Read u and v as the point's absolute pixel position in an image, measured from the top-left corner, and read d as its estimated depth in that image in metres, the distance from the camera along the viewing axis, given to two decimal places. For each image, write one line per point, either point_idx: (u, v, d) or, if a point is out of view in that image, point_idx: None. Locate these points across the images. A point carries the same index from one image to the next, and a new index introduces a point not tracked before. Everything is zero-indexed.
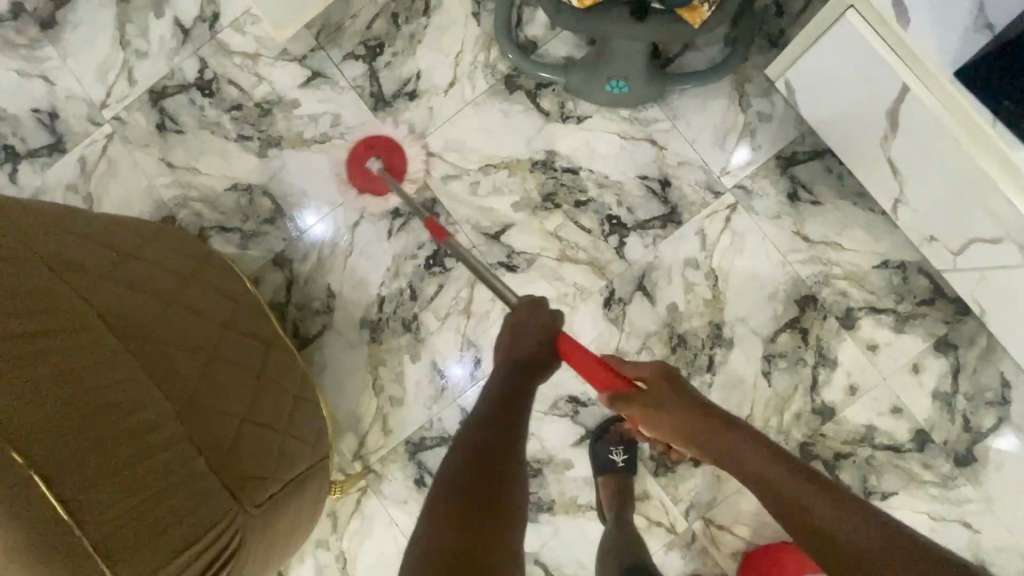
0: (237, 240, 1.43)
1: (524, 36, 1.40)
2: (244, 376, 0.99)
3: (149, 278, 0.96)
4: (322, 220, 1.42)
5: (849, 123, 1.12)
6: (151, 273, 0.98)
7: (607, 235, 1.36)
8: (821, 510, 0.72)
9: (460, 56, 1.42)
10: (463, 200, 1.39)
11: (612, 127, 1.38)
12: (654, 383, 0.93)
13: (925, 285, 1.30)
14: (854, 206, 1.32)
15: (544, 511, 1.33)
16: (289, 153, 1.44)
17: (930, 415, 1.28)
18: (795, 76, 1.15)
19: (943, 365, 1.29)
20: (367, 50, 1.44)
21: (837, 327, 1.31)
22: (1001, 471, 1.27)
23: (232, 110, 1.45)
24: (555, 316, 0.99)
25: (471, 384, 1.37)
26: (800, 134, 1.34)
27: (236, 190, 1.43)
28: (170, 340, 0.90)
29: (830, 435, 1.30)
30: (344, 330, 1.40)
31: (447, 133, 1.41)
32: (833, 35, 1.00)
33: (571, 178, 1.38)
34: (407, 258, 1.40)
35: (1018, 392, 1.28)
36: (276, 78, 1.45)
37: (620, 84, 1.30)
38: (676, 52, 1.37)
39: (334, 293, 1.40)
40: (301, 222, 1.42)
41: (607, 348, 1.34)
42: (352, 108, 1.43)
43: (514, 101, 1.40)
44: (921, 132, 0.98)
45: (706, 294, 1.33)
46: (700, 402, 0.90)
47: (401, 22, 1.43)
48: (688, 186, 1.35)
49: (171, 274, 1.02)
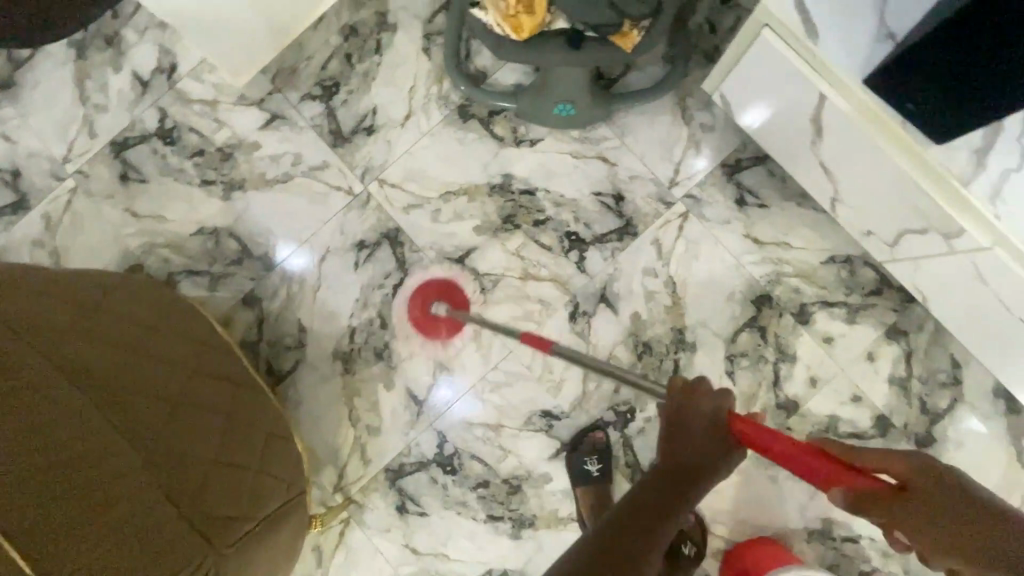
0: (206, 283, 1.45)
1: (474, 67, 1.46)
2: (214, 418, 1.00)
3: (112, 329, 0.98)
4: (294, 256, 1.44)
5: (779, 131, 1.18)
6: (116, 324, 1.00)
7: (567, 251, 1.41)
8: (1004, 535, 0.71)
9: (413, 90, 1.47)
10: (426, 228, 1.43)
11: (564, 147, 1.44)
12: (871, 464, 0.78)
13: (872, 276, 1.36)
14: (799, 206, 1.38)
15: (527, 526, 1.35)
16: (253, 194, 1.47)
17: (889, 401, 1.34)
18: (725, 90, 1.22)
19: (896, 352, 1.35)
20: (323, 90, 1.48)
21: (794, 323, 1.36)
22: (960, 449, 1.32)
23: (194, 156, 1.48)
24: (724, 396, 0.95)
25: (450, 408, 1.39)
26: (742, 142, 1.41)
27: (202, 234, 1.46)
28: (136, 388, 0.91)
29: (797, 428, 1.34)
30: (317, 364, 1.42)
31: (406, 164, 1.46)
32: (752, 51, 1.06)
33: (528, 199, 1.43)
34: (375, 288, 1.43)
35: (968, 372, 1.34)
36: (236, 122, 1.49)
37: (567, 108, 1.36)
38: (619, 73, 1.43)
39: (305, 327, 1.43)
40: (273, 256, 1.45)
41: (576, 360, 1.38)
42: (312, 146, 1.47)
43: (469, 129, 1.46)
44: (843, 135, 1.04)
45: (666, 301, 1.38)
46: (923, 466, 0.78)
47: (355, 62, 1.48)
48: (640, 199, 1.41)
49: (135, 323, 1.04)
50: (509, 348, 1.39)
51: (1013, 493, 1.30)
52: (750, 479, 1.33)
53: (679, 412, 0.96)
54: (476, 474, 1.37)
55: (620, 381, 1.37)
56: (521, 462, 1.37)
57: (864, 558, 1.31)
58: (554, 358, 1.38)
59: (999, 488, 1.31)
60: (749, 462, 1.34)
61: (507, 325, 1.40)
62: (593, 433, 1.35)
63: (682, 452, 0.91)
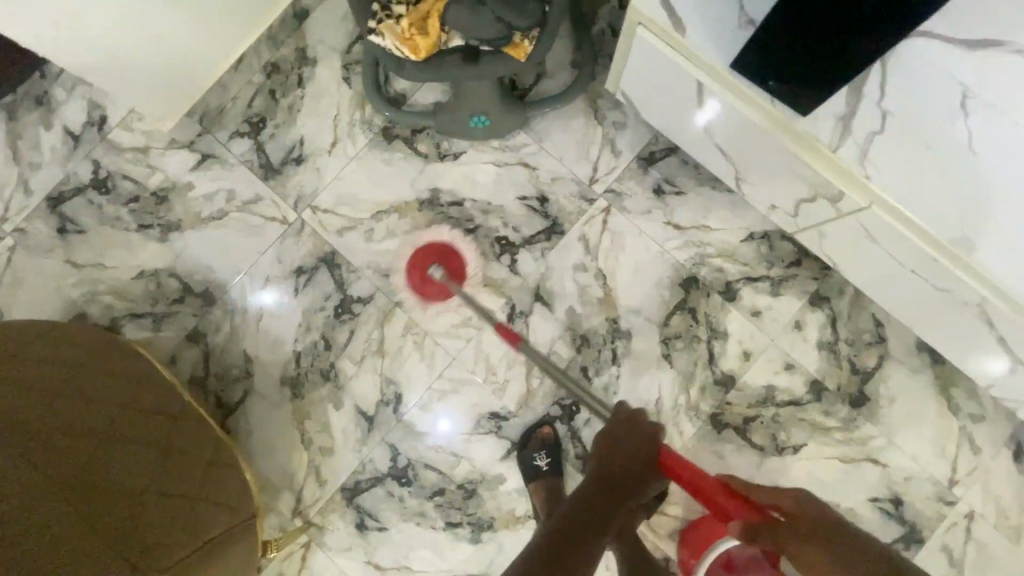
0: (150, 324, 1.47)
1: (394, 91, 1.53)
2: (150, 452, 1.04)
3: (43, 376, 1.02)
4: (269, 297, 1.47)
5: (677, 119, 1.25)
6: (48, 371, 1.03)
7: (498, 256, 1.46)
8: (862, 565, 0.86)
9: (338, 118, 1.53)
10: (362, 248, 1.48)
11: (486, 157, 1.50)
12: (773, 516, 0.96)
13: (790, 248, 1.42)
14: (714, 190, 1.45)
15: (486, 529, 1.38)
16: (190, 233, 1.50)
17: (820, 365, 1.39)
18: (625, 86, 1.28)
19: (822, 317, 1.40)
20: (251, 127, 1.53)
21: (721, 301, 1.42)
22: (893, 404, 1.37)
23: (130, 203, 1.52)
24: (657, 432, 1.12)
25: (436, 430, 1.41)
26: (654, 135, 1.48)
27: (143, 277, 1.49)
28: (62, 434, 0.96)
29: (736, 402, 1.39)
30: (266, 392, 1.44)
31: (337, 189, 1.51)
32: (635, 49, 1.13)
33: (457, 210, 1.48)
34: (317, 311, 1.46)
35: (891, 329, 1.39)
36: (168, 166, 1.53)
37: (482, 120, 1.42)
38: (531, 82, 1.51)
39: (251, 357, 1.45)
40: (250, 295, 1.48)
41: (518, 360, 1.42)
42: (244, 181, 1.52)
43: (394, 150, 1.51)
44: (726, 117, 1.11)
45: (598, 293, 1.43)
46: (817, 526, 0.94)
47: (279, 97, 1.54)
48: (564, 199, 1.47)
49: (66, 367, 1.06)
50: (452, 356, 1.43)
51: (948, 441, 1.35)
52: (696, 457, 1.37)
53: (628, 424, 1.15)
54: (432, 483, 1.39)
55: (562, 375, 1.41)
56: (475, 466, 1.39)
57: None
58: (496, 360, 1.43)
59: (935, 438, 1.35)
60: (694, 440, 1.38)
61: (449, 333, 1.44)
62: (541, 429, 1.38)
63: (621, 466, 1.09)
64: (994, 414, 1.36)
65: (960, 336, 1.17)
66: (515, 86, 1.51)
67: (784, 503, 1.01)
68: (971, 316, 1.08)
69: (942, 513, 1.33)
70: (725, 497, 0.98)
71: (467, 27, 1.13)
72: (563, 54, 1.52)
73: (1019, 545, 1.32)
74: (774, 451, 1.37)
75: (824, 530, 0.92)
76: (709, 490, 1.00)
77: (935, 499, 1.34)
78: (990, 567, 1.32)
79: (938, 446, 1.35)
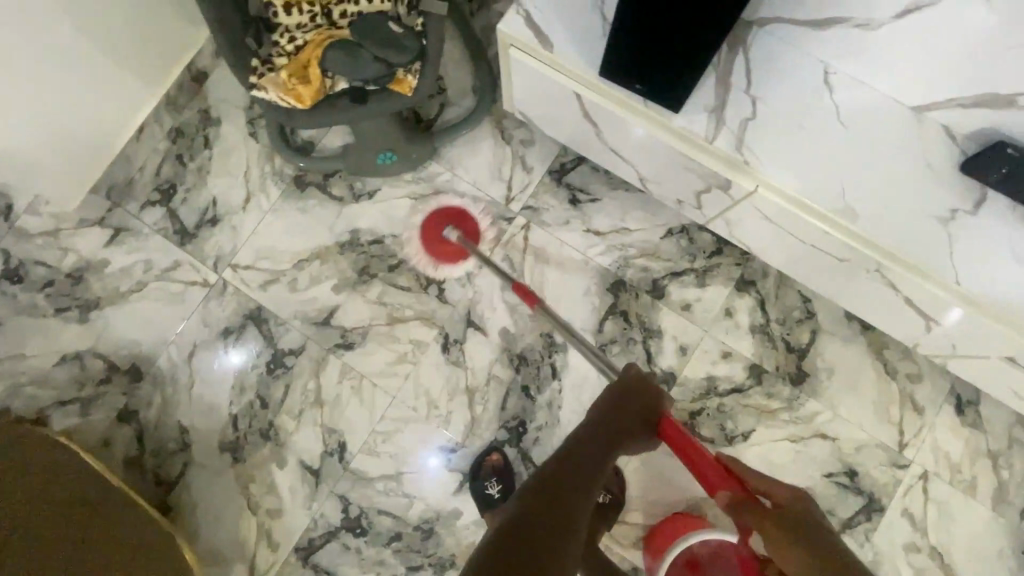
0: (79, 409, 1.42)
1: (301, 139, 1.53)
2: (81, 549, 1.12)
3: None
4: (236, 361, 1.43)
5: (571, 131, 1.26)
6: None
7: (426, 287, 1.45)
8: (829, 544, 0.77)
9: (248, 173, 1.52)
10: (287, 299, 1.46)
11: (401, 191, 1.50)
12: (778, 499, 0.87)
13: (709, 238, 1.44)
14: (627, 192, 1.47)
15: (448, 567, 1.34)
16: (111, 309, 1.47)
17: (756, 349, 1.39)
18: (517, 105, 1.30)
19: (750, 301, 1.41)
20: (162, 194, 1.52)
21: (651, 300, 1.42)
22: (832, 377, 1.38)
23: (45, 288, 1.48)
24: (661, 399, 1.01)
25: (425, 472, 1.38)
26: (562, 147, 1.50)
27: (66, 362, 1.44)
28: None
29: (680, 398, 1.38)
30: (206, 461, 1.39)
31: (256, 243, 1.49)
32: (513, 70, 1.14)
33: (379, 247, 1.48)
34: (249, 370, 1.43)
35: (819, 303, 1.41)
36: (81, 245, 1.50)
37: (389, 155, 1.43)
38: (436, 113, 1.52)
39: (187, 428, 1.41)
40: (218, 360, 1.44)
41: (459, 389, 1.41)
42: (161, 249, 1.49)
43: (309, 197, 1.51)
44: (611, 123, 1.12)
45: (529, 310, 1.43)
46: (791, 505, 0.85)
47: (187, 160, 1.53)
48: (483, 221, 1.47)
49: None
50: (392, 395, 1.41)
51: (890, 405, 1.36)
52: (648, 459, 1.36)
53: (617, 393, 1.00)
54: (387, 528, 1.36)
55: (504, 398, 1.40)
56: (429, 504, 1.36)
57: None
58: (437, 392, 1.41)
59: (877, 403, 1.36)
60: None
61: (386, 372, 1.42)
62: (490, 457, 1.36)
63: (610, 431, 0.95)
64: (931, 371, 1.37)
65: (875, 303, 1.18)
66: (420, 118, 1.52)
67: (779, 491, 0.88)
68: (877, 282, 1.09)
69: (897, 478, 1.33)
70: (715, 472, 0.91)
71: (343, 67, 1.16)
72: (463, 82, 1.54)
73: (976, 498, 1.32)
74: (725, 441, 1.36)
75: (799, 522, 0.81)
76: (701, 464, 0.92)
77: (888, 465, 1.34)
78: (953, 525, 1.32)
79: (882, 411, 1.36)
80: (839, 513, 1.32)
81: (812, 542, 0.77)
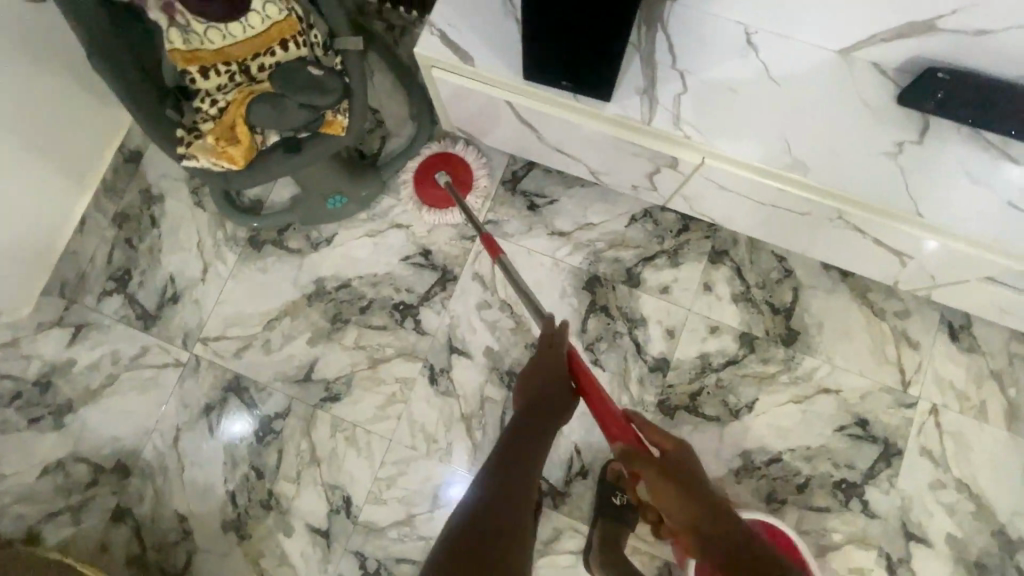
0: (70, 519, 1.37)
1: (249, 199, 1.50)
2: None
3: None
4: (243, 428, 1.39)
5: (511, 137, 1.25)
6: None
7: (401, 322, 1.42)
8: (710, 502, 0.92)
9: (201, 243, 1.49)
10: (264, 362, 1.42)
11: (359, 231, 1.47)
12: (671, 454, 0.97)
13: (673, 217, 1.43)
14: (583, 187, 1.46)
15: None
16: (86, 409, 1.42)
17: (742, 317, 1.37)
18: (455, 120, 1.28)
19: (726, 271, 1.40)
20: (117, 282, 1.48)
21: (628, 289, 1.40)
22: (823, 330, 1.36)
23: (13, 401, 1.42)
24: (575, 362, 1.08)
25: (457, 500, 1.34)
26: (510, 156, 1.48)
27: (48, 473, 1.39)
28: None
29: (677, 382, 1.36)
30: (211, 544, 1.34)
31: (222, 312, 1.45)
32: (440, 88, 1.13)
33: (347, 291, 1.44)
34: (238, 442, 1.38)
35: (795, 259, 1.40)
36: (43, 350, 1.45)
37: (339, 199, 1.41)
38: (378, 147, 1.51)
39: (185, 514, 1.36)
40: (224, 429, 1.39)
41: (454, 418, 1.37)
42: (126, 338, 1.45)
43: (267, 255, 1.48)
44: (547, 123, 1.11)
45: (509, 324, 1.40)
46: (683, 458, 0.97)
47: (137, 243, 1.49)
48: (446, 244, 1.45)
49: None
50: (388, 438, 1.37)
51: (885, 346, 1.34)
52: None
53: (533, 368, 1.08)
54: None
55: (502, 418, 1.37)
56: None
57: (795, 471, 1.30)
58: (433, 426, 1.37)
59: (873, 347, 1.34)
60: None
61: (378, 416, 1.38)
62: None
63: (537, 403, 1.04)
64: (918, 304, 1.36)
65: (844, 248, 1.17)
66: (364, 155, 1.50)
67: (667, 445, 0.99)
68: (840, 228, 1.08)
69: (908, 418, 1.31)
70: (626, 430, 0.99)
71: (267, 118, 1.13)
72: (400, 112, 1.53)
73: (990, 422, 1.30)
74: (731, 416, 1.33)
75: (688, 475, 0.94)
76: (613, 422, 1.00)
77: (897, 407, 1.32)
78: (973, 453, 1.29)
79: (878, 354, 1.34)
80: (860, 465, 1.30)
81: (695, 496, 0.92)
